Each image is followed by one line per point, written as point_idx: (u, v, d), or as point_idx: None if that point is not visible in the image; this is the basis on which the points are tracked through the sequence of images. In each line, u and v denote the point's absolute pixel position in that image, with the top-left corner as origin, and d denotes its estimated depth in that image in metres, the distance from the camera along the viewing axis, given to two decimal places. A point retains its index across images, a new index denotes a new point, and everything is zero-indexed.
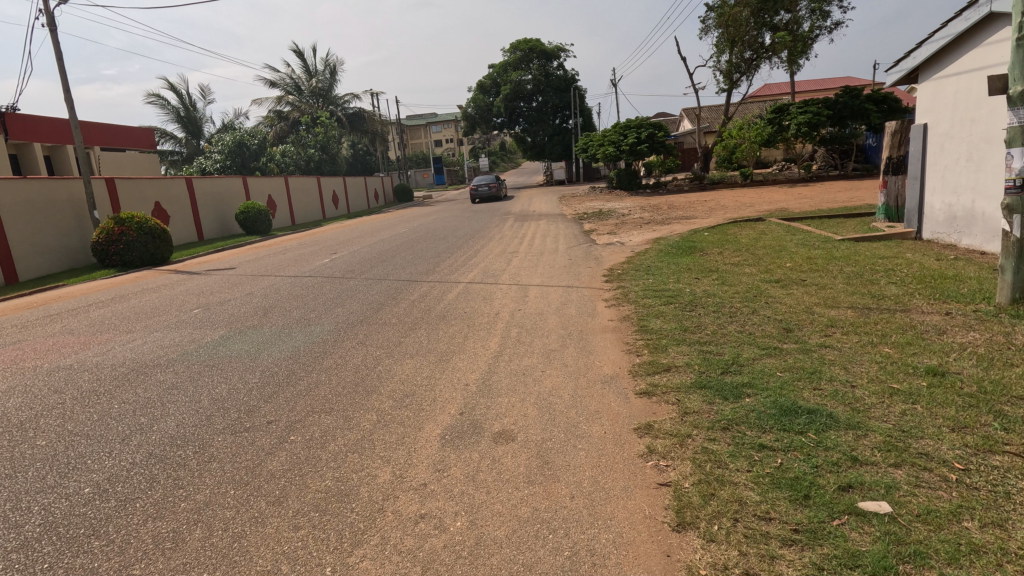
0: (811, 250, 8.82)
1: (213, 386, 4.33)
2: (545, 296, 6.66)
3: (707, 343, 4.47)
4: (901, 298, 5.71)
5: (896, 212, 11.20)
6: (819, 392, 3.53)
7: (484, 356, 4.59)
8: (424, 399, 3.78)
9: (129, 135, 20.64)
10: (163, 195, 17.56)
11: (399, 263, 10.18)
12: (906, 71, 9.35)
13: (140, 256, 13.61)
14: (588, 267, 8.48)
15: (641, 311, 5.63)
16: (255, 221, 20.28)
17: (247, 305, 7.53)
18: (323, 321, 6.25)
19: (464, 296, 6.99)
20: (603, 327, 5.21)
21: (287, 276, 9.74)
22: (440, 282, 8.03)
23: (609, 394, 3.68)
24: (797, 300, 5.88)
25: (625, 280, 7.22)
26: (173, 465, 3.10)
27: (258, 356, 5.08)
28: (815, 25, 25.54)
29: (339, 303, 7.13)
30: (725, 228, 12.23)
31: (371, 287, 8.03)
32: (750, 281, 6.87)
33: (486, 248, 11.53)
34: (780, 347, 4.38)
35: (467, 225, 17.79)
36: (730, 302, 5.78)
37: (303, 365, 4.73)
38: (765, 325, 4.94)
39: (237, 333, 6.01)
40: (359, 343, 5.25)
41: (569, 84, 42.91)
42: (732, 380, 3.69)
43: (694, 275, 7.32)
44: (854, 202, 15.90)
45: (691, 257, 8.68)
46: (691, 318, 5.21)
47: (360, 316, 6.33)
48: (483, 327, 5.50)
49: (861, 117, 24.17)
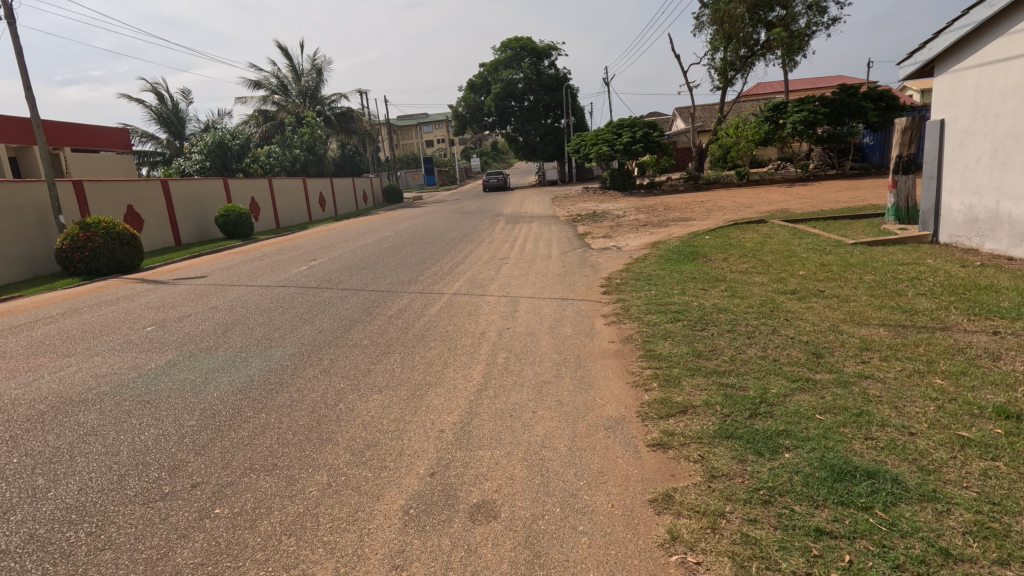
0: (824, 255, 8.20)
1: (138, 432, 3.61)
2: (536, 311, 5.98)
3: (725, 374, 3.82)
4: (936, 313, 5.08)
5: (906, 213, 10.63)
6: (872, 443, 2.86)
7: (465, 391, 3.91)
8: (388, 452, 3.10)
9: (102, 135, 19.76)
10: (136, 198, 16.74)
11: (380, 271, 9.48)
12: (921, 64, 8.77)
13: (107, 263, 12.81)
14: (583, 276, 7.81)
15: (646, 330, 4.97)
16: (237, 224, 19.45)
17: (208, 321, 6.78)
18: (286, 342, 5.51)
19: (447, 311, 6.29)
20: (603, 351, 4.54)
21: (258, 286, 9.01)
22: (423, 294, 7.34)
23: (615, 445, 3.01)
24: (820, 316, 5.24)
25: (625, 292, 6.55)
26: (53, 557, 2.39)
27: (203, 388, 4.36)
28: (812, 21, 24.97)
29: (308, 320, 6.40)
30: (727, 231, 11.61)
31: (347, 300, 7.31)
32: (763, 292, 6.24)
33: (475, 254, 10.83)
34: (813, 379, 3.72)
35: (457, 228, 17.13)
36: (746, 319, 5.14)
37: (252, 402, 4.02)
38: (790, 349, 4.29)
39: (187, 357, 5.27)
40: (323, 373, 4.53)
41: (561, 83, 42.25)
42: (762, 426, 3.05)
43: (701, 285, 6.68)
44: (858, 202, 15.35)
45: (695, 264, 8.05)
46: (703, 340, 4.56)
47: (330, 336, 5.63)
48: (466, 351, 4.80)
49: (859, 115, 23.69)
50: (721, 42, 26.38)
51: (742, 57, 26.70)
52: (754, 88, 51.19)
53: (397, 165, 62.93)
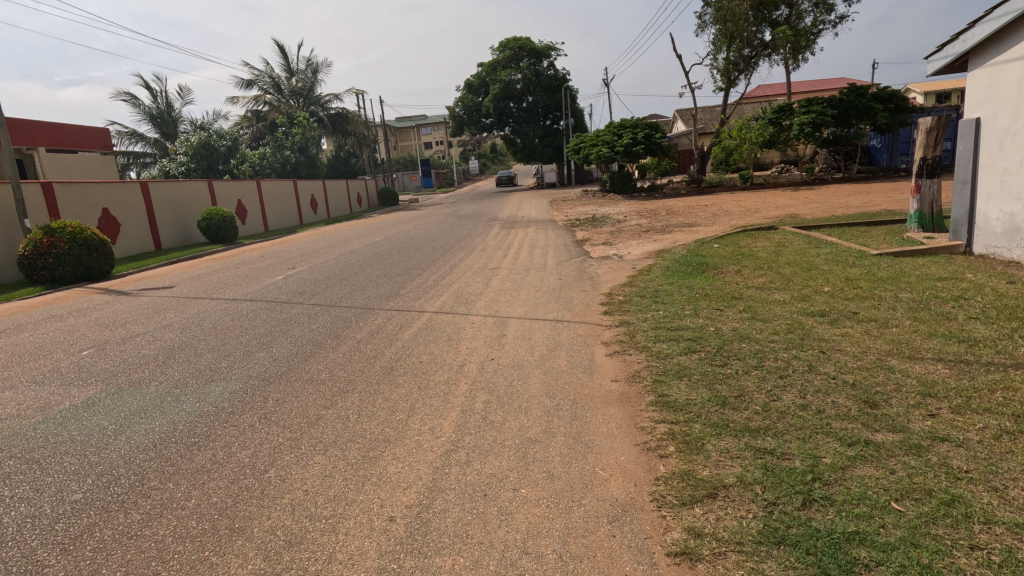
0: (848, 268, 7.40)
1: (1, 512, 2.78)
2: (526, 336, 5.19)
3: (760, 435, 3.00)
4: (1000, 345, 4.27)
5: (931, 220, 9.86)
6: (981, 557, 2.04)
7: (431, 454, 3.08)
8: (314, 558, 2.27)
9: (79, 135, 18.93)
10: (113, 201, 15.93)
11: (360, 283, 8.66)
12: (952, 58, 7.99)
13: (72, 271, 11.96)
14: (581, 291, 7.00)
15: (656, 366, 4.14)
16: (220, 228, 18.60)
17: (152, 344, 5.94)
18: (231, 375, 4.68)
19: (424, 335, 5.49)
20: (605, 395, 3.70)
21: (224, 299, 8.21)
22: (400, 312, 6.54)
23: (623, 553, 2.18)
24: (861, 347, 4.41)
25: (629, 312, 5.73)
26: None
27: (110, 442, 3.52)
28: (818, 19, 24.24)
29: (268, 343, 5.59)
30: (736, 239, 10.79)
31: (315, 319, 6.49)
32: (787, 314, 5.43)
33: (465, 263, 10.02)
34: (875, 443, 2.89)
35: (450, 233, 16.34)
36: (774, 351, 4.33)
37: (164, 465, 3.19)
38: (835, 395, 3.47)
39: (109, 395, 4.42)
40: (262, 421, 3.68)
41: (560, 83, 41.46)
42: (823, 524, 2.22)
43: (714, 304, 5.90)
44: (871, 208, 14.57)
45: (705, 277, 7.27)
46: (726, 382, 3.73)
47: (286, 367, 4.80)
48: (439, 392, 3.96)
49: (867, 117, 22.97)
50: (723, 42, 25.62)
51: (746, 57, 25.93)
52: (756, 91, 50.46)
53: (393, 166, 61.97)
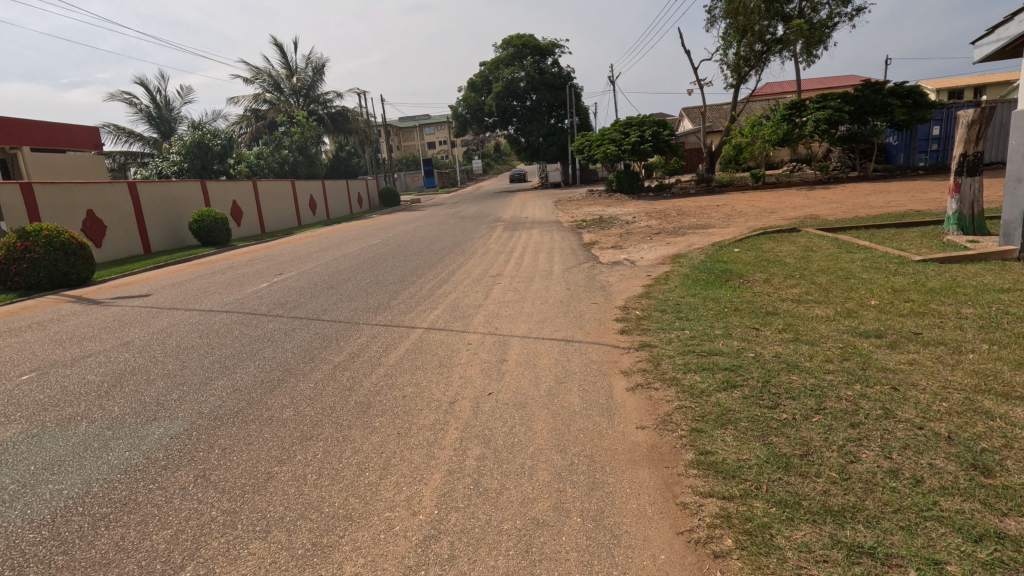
0: (891, 277, 6.61)
1: None
2: (530, 360, 4.44)
3: (848, 522, 2.21)
4: None
5: (971, 222, 9.02)
6: None
7: (405, 543, 2.31)
8: None
9: (66, 133, 18.30)
10: (98, 202, 15.24)
11: (349, 292, 7.93)
12: (1004, 41, 7.16)
13: (48, 276, 11.25)
14: (592, 303, 6.27)
15: (691, 408, 3.35)
16: (212, 230, 17.86)
17: (102, 367, 5.19)
18: (178, 412, 3.91)
19: (412, 359, 4.73)
20: (631, 449, 2.93)
21: (199, 311, 7.47)
22: (388, 328, 5.78)
23: None
24: (939, 381, 3.60)
25: (649, 332, 4.95)
26: None
27: (2, 511, 2.76)
28: (834, 12, 23.34)
29: (235, 367, 4.84)
30: (757, 242, 10.01)
31: (292, 336, 5.74)
32: (837, 335, 4.64)
33: (464, 269, 9.28)
34: (1012, 536, 2.09)
35: (451, 235, 15.64)
36: (833, 387, 3.53)
37: (55, 552, 2.42)
38: (930, 456, 2.68)
39: (27, 437, 3.66)
40: (198, 482, 2.93)
41: (564, 81, 40.59)
42: None
43: (746, 320, 5.14)
44: (898, 208, 13.71)
45: (730, 288, 6.49)
46: (783, 433, 2.95)
47: (245, 402, 4.02)
48: (424, 440, 3.21)
49: (884, 112, 22.07)
50: (734, 36, 24.75)
51: (757, 52, 25.04)
52: (765, 88, 49.40)
53: (395, 166, 61.53)
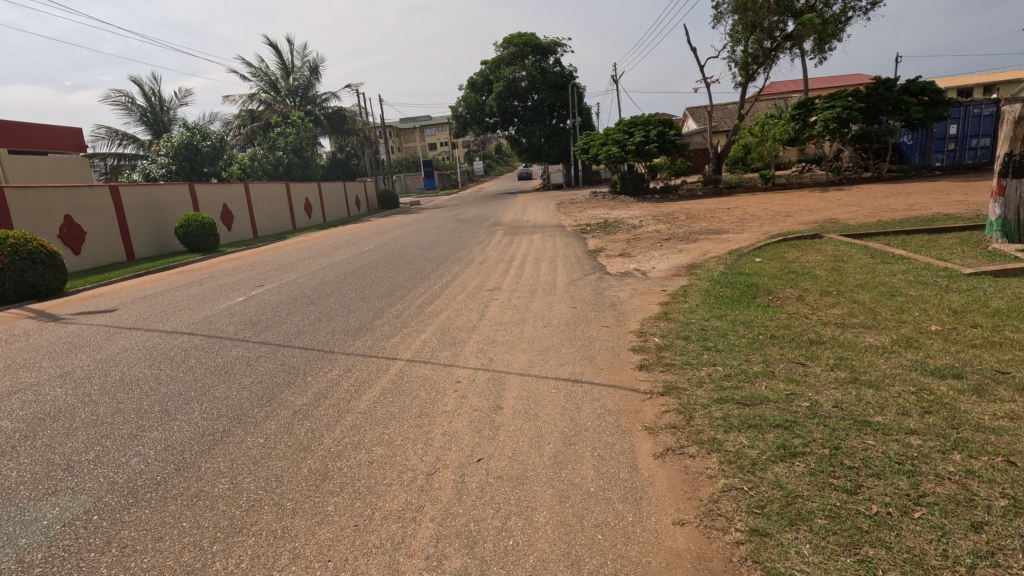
0: (942, 294, 5.76)
1: None
2: (529, 407, 3.62)
3: None
4: None
5: (1017, 228, 8.13)
6: None
7: None
8: None
9: (45, 135, 17.51)
10: (76, 206, 14.45)
11: (329, 309, 7.14)
12: None
13: (14, 288, 10.48)
14: (601, 326, 5.46)
15: (743, 491, 2.52)
16: (198, 236, 17.04)
17: (26, 407, 4.39)
18: (84, 484, 3.08)
19: (387, 403, 3.91)
20: (672, 568, 2.10)
21: (162, 331, 6.69)
22: (366, 359, 4.96)
23: None
24: None
25: (674, 368, 4.12)
26: None
27: None
28: (847, 7, 22.44)
29: (178, 412, 4.03)
30: (779, 250, 9.19)
31: (255, 368, 4.94)
32: (905, 375, 3.80)
33: (459, 281, 8.50)
34: None
35: (448, 240, 14.88)
36: (931, 460, 2.67)
37: None
38: None
39: None
40: None
41: (567, 81, 39.76)
42: None
43: (788, 353, 4.31)
44: (923, 211, 12.84)
45: (759, 307, 5.70)
46: (885, 542, 2.12)
47: (172, 469, 3.18)
48: (389, 543, 2.37)
49: (899, 111, 21.13)
50: (742, 33, 23.83)
51: (766, 49, 24.17)
52: (772, 87, 48.37)
53: (395, 168, 60.85)
